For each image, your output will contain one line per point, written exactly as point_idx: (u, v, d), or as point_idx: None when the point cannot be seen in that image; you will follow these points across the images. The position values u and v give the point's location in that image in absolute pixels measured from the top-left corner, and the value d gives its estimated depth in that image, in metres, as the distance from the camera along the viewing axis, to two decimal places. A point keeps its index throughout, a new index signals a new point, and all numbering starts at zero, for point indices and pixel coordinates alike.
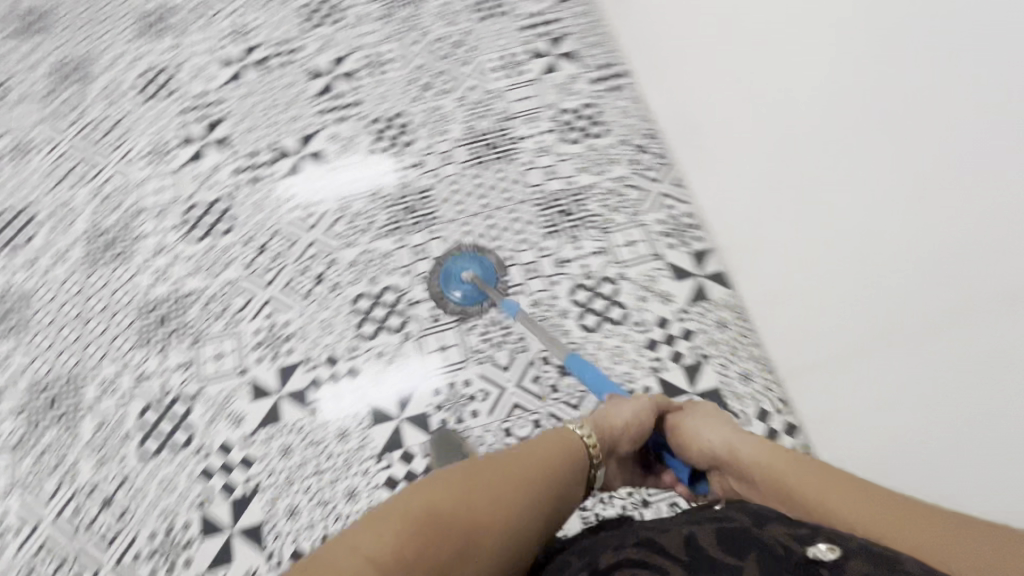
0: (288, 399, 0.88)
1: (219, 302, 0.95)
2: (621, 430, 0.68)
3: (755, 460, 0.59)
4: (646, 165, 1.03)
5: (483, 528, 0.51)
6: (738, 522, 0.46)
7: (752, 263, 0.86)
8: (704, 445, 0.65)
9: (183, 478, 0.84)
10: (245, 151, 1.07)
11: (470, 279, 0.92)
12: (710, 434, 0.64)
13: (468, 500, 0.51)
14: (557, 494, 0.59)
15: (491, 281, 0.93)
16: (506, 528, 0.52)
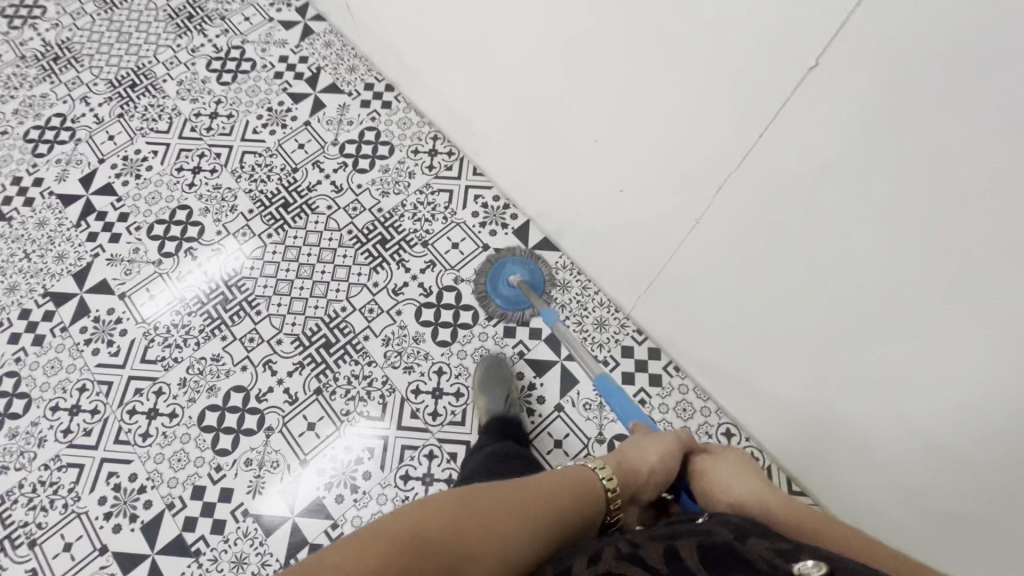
0: (165, 554, 0.79)
1: (46, 488, 0.83)
2: (639, 465, 0.63)
3: (770, 501, 0.54)
4: (442, 166, 1.03)
5: (475, 553, 0.44)
6: (721, 537, 0.43)
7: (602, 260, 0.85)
8: (726, 490, 0.58)
9: None
10: (14, 314, 0.93)
11: (517, 283, 0.91)
12: (741, 482, 0.58)
13: (469, 529, 0.45)
14: (564, 534, 0.51)
15: (538, 287, 0.91)
16: (506, 556, 0.46)
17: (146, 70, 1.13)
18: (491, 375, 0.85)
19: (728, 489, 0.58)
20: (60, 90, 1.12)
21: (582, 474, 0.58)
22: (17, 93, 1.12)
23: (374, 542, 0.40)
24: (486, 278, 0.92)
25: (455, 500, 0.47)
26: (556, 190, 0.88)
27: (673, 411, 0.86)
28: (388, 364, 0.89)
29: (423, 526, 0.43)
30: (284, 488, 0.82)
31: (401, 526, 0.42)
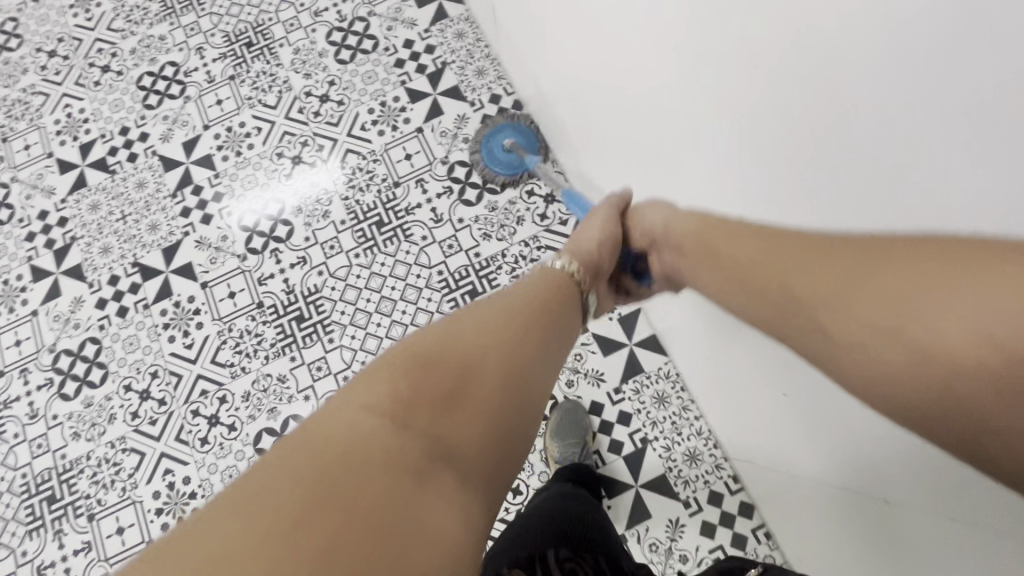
0: None
1: (110, 466, 0.85)
2: (591, 244, 0.61)
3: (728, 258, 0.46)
4: (556, 219, 0.90)
5: (459, 383, 0.42)
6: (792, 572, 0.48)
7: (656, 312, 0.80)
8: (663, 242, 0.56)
9: None
10: (105, 278, 0.93)
11: (510, 146, 0.91)
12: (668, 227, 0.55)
13: (452, 352, 0.44)
14: (537, 315, 0.51)
15: (530, 147, 0.91)
16: (474, 426, 0.41)
17: (265, 29, 1.03)
18: (569, 423, 0.80)
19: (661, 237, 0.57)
20: (179, 34, 1.05)
21: (546, 276, 0.57)
22: (137, 29, 1.06)
23: (350, 397, 0.39)
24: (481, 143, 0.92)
25: (432, 335, 0.45)
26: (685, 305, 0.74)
27: None
28: None
29: (406, 368, 0.42)
30: None
31: (375, 377, 0.41)
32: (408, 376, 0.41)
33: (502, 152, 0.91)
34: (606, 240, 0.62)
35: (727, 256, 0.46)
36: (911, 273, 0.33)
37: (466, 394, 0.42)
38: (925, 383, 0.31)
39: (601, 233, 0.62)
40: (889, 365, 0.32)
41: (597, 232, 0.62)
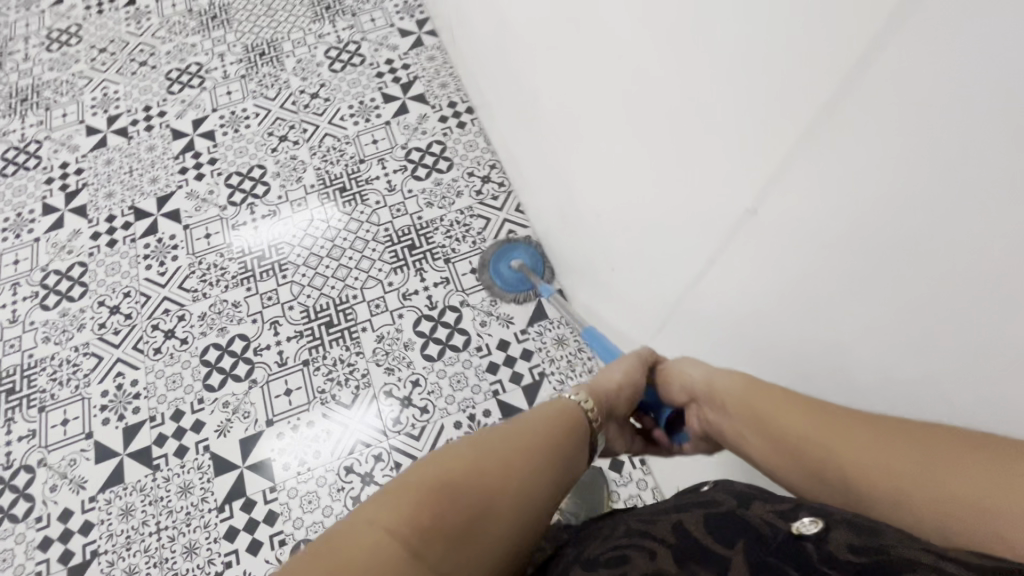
0: (132, 459, 0.88)
1: (70, 367, 0.96)
2: (614, 391, 0.56)
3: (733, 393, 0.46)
4: (489, 195, 1.07)
5: (489, 508, 0.42)
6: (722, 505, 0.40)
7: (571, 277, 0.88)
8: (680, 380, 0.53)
9: (20, 551, 0.83)
10: (103, 216, 1.10)
11: (519, 267, 0.97)
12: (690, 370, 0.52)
13: (477, 472, 0.42)
14: (557, 443, 0.48)
15: (539, 270, 0.97)
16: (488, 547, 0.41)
17: (277, 44, 1.28)
18: None
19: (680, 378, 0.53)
20: (207, 43, 1.30)
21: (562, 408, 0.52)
22: (175, 38, 1.31)
23: (384, 515, 0.37)
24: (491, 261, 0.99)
25: (467, 452, 0.43)
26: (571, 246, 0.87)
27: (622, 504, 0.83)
28: (373, 360, 0.93)
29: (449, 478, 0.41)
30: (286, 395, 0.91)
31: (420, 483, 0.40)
32: (445, 499, 0.39)
33: (511, 275, 0.97)
34: (631, 390, 0.57)
35: (775, 419, 0.42)
36: (947, 472, 0.33)
37: (488, 525, 0.41)
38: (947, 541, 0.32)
39: (626, 376, 0.57)
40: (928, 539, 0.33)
41: (621, 372, 0.57)
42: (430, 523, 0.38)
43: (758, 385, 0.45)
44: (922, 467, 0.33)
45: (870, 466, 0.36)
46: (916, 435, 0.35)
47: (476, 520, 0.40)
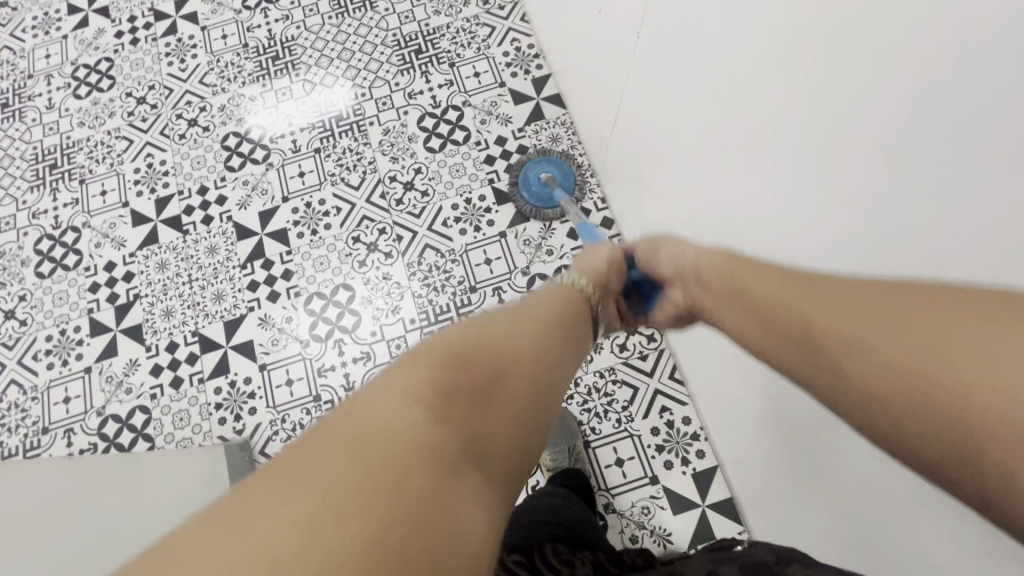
0: (164, 224, 0.99)
1: (104, 147, 1.05)
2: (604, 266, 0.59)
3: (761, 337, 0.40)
4: (496, 5, 1.08)
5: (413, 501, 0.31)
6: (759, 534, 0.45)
7: (576, 86, 0.94)
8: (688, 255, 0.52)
9: (74, 291, 0.96)
10: (124, 17, 1.14)
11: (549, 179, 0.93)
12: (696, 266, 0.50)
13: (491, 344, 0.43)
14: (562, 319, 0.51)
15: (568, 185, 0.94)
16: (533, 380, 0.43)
17: None
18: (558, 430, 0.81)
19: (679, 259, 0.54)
20: None
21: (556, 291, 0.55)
22: None
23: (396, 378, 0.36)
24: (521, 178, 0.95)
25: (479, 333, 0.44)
26: (571, 52, 0.92)
27: None
28: (380, 150, 1.00)
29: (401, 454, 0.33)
30: (303, 181, 0.99)
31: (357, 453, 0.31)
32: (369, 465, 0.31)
33: (537, 185, 0.94)
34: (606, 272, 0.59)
35: (754, 296, 0.42)
36: (919, 331, 0.29)
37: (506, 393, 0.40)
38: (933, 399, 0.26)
39: (613, 256, 0.61)
40: (898, 405, 0.28)
41: (606, 257, 0.60)
42: (420, 451, 0.32)
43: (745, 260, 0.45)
44: (895, 337, 0.30)
45: (874, 322, 0.31)
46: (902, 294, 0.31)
47: (424, 480, 0.31)
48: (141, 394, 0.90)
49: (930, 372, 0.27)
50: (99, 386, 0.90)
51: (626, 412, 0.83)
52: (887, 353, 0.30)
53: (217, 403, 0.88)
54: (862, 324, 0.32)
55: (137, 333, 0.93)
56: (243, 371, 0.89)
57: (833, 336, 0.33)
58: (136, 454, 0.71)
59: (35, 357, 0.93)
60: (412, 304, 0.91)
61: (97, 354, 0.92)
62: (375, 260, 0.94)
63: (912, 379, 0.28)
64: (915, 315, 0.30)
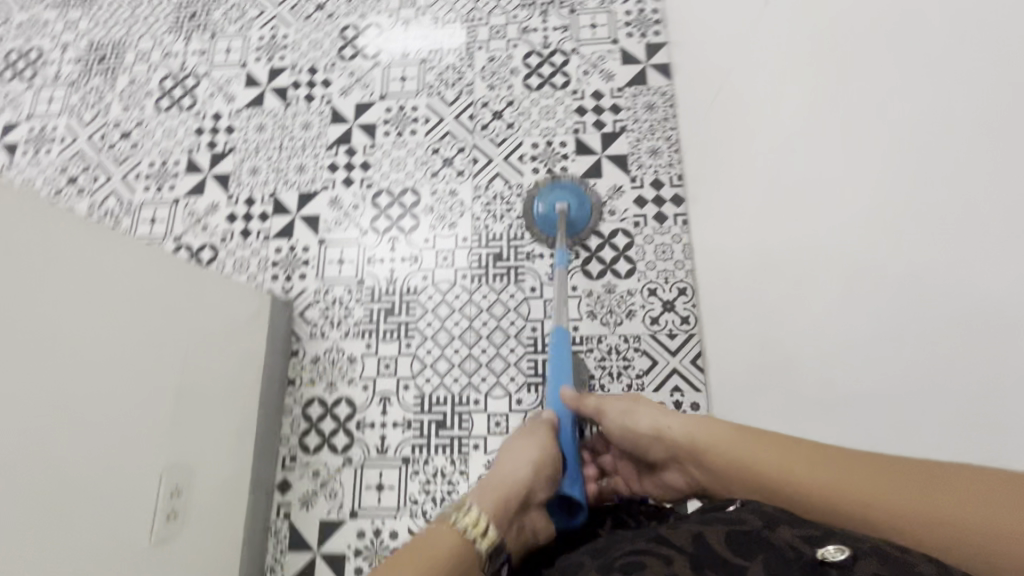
0: (271, 92, 1.06)
1: (239, 10, 1.13)
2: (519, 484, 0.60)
3: (711, 441, 0.58)
4: None
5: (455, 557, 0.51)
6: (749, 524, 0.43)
7: (687, 58, 0.93)
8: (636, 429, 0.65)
9: (181, 131, 1.06)
10: None
11: (560, 212, 0.90)
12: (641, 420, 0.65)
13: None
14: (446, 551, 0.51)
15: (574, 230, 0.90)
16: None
17: None
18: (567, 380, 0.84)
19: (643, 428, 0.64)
20: None
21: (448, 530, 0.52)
22: None
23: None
24: (539, 193, 0.92)
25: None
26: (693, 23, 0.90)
27: (653, 247, 0.91)
28: (480, 75, 1.03)
29: None
30: (404, 85, 1.04)
31: None
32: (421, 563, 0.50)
33: (548, 209, 0.90)
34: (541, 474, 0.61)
35: (761, 472, 0.52)
36: (920, 496, 0.42)
37: None
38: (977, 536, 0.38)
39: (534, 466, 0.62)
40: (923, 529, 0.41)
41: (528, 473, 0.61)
42: None
43: (713, 424, 0.59)
44: (930, 509, 0.41)
45: (836, 478, 0.47)
46: (851, 461, 0.47)
47: None
48: (213, 234, 0.99)
49: (974, 527, 0.38)
50: (181, 217, 1.00)
51: (638, 381, 0.84)
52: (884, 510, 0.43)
53: (274, 261, 0.96)
54: (880, 496, 0.44)
55: (224, 181, 1.02)
56: (304, 240, 0.97)
57: (865, 525, 0.45)
58: (206, 268, 0.73)
59: (136, 177, 1.04)
60: (468, 224, 0.95)
61: (187, 189, 1.02)
62: (447, 175, 0.98)
63: (942, 529, 0.40)
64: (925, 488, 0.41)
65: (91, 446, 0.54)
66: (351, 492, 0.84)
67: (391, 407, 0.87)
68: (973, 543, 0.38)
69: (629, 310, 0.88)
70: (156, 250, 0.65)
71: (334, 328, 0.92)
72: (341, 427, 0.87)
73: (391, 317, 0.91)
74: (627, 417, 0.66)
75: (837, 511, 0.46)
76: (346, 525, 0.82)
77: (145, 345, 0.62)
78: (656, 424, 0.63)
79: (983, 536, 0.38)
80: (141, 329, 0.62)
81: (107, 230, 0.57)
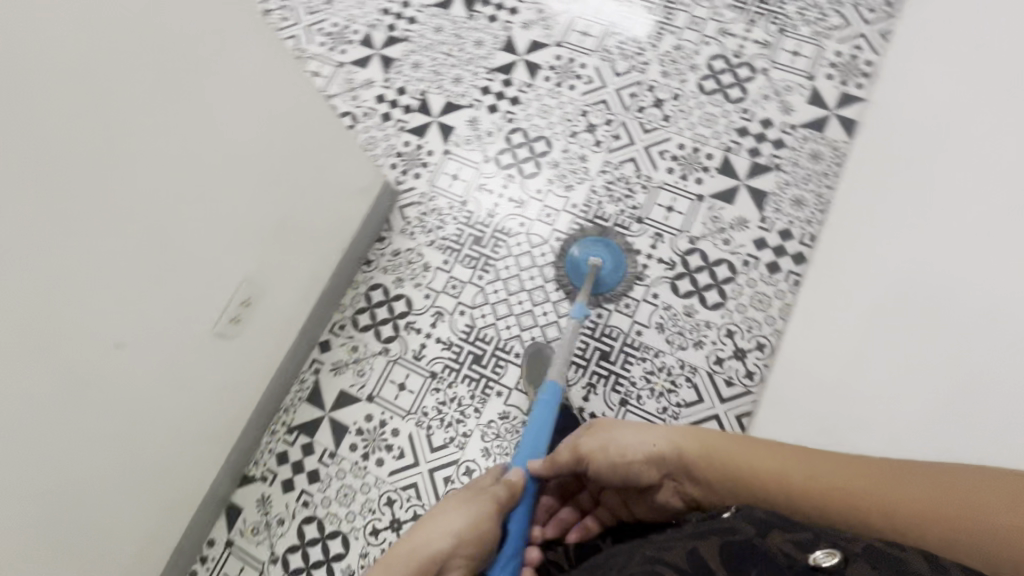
0: (461, 0, 1.09)
1: None
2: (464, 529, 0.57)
3: (704, 446, 0.52)
4: (870, 5, 0.98)
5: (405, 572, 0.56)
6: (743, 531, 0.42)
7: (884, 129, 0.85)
8: (618, 451, 0.58)
9: (371, 4, 1.12)
10: None
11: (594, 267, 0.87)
12: (627, 436, 0.58)
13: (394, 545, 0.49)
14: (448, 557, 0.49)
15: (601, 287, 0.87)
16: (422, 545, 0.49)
17: None
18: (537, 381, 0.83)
19: (621, 449, 0.58)
20: None
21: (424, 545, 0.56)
22: None
23: None
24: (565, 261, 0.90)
25: None
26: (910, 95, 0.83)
27: (751, 292, 0.86)
28: (659, 58, 1.00)
29: None
30: (583, 40, 1.03)
31: None
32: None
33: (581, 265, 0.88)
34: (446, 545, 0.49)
35: (768, 470, 0.47)
36: (926, 496, 0.38)
37: None
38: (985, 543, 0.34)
39: (501, 497, 0.62)
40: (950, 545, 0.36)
41: (466, 520, 0.58)
42: None
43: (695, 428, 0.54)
44: (917, 504, 0.38)
45: (860, 491, 0.41)
46: (865, 473, 0.42)
47: None
48: (358, 106, 1.05)
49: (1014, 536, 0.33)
50: (339, 81, 1.07)
51: (675, 409, 0.82)
52: (931, 532, 0.37)
53: (399, 152, 1.01)
54: (896, 504, 0.39)
55: (387, 64, 1.07)
56: (432, 144, 1.00)
57: (870, 521, 0.40)
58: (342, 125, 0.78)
59: (317, 31, 1.11)
60: (582, 193, 0.94)
61: (355, 59, 1.08)
62: (584, 140, 0.97)
63: (1004, 547, 0.33)
64: (920, 494, 0.38)
65: (200, 223, 0.61)
66: (376, 378, 0.89)
67: (440, 323, 0.90)
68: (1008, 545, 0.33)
69: (698, 340, 0.85)
70: (304, 81, 0.68)
71: (423, 233, 0.96)
72: (391, 320, 0.92)
73: (476, 246, 0.94)
74: (610, 439, 0.59)
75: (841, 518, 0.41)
76: (359, 403, 0.88)
77: (272, 165, 0.68)
78: (649, 441, 0.56)
79: (982, 523, 0.35)
80: (279, 154, 0.68)
81: (277, 41, 0.62)
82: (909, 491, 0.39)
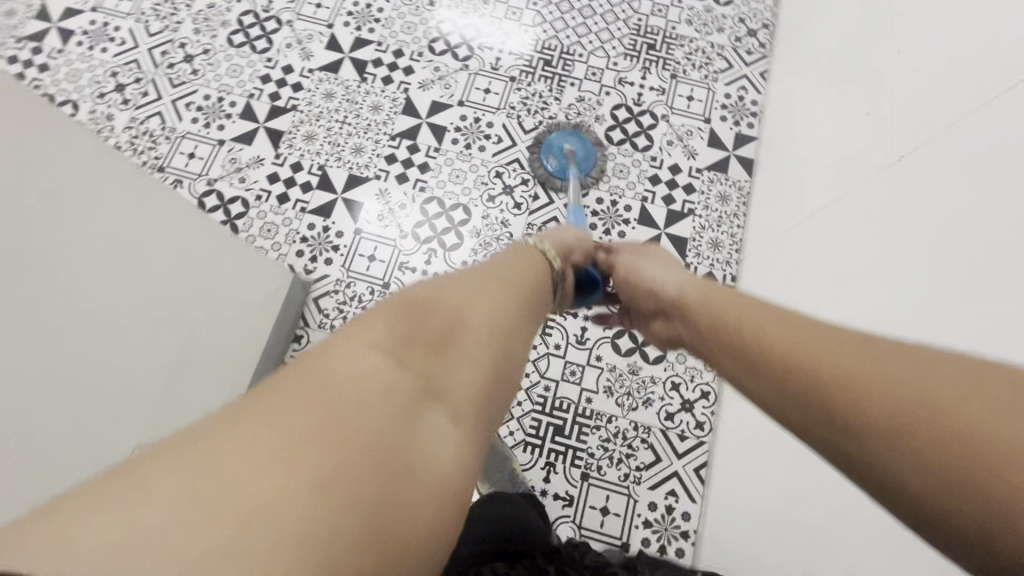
0: (350, 62, 1.02)
1: None
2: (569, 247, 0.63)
3: (706, 300, 0.51)
4: (747, 48, 1.05)
5: (417, 510, 0.29)
6: None
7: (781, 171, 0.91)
8: (642, 284, 0.59)
9: (247, 71, 1.01)
10: None
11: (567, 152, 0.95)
12: (654, 275, 0.59)
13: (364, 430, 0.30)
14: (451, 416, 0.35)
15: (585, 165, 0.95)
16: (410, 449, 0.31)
17: None
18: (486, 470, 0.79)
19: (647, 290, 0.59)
20: None
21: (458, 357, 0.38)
22: None
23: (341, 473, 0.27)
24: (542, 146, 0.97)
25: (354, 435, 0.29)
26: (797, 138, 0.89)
27: None
28: (564, 112, 1.00)
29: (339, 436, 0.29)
30: (486, 97, 1.00)
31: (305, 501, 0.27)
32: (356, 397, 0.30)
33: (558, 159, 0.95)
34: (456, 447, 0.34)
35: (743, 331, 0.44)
36: (979, 413, 0.28)
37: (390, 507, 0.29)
38: (936, 436, 0.29)
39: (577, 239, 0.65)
40: (928, 438, 0.30)
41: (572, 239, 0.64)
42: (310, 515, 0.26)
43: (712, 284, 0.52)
44: (934, 405, 0.30)
45: (856, 364, 0.35)
46: (896, 362, 0.34)
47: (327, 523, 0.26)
48: (249, 189, 0.94)
49: (978, 441, 0.28)
50: (221, 161, 0.95)
51: (636, 473, 0.81)
52: (909, 429, 0.30)
53: (303, 237, 0.91)
54: (873, 390, 0.33)
55: (275, 137, 0.97)
56: (340, 224, 0.92)
57: (838, 396, 0.34)
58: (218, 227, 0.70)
59: (186, 106, 0.98)
60: None
61: (236, 134, 0.97)
62: (503, 203, 0.94)
63: (941, 433, 0.29)
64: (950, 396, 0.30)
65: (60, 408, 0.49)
66: None
67: None
68: (956, 434, 0.29)
69: (647, 398, 0.85)
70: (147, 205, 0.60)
71: (345, 324, 0.87)
72: None
73: None
74: (636, 274, 0.61)
75: (813, 388, 0.36)
76: None
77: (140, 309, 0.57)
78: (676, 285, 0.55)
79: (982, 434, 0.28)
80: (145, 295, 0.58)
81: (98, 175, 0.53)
82: (888, 375, 0.33)
